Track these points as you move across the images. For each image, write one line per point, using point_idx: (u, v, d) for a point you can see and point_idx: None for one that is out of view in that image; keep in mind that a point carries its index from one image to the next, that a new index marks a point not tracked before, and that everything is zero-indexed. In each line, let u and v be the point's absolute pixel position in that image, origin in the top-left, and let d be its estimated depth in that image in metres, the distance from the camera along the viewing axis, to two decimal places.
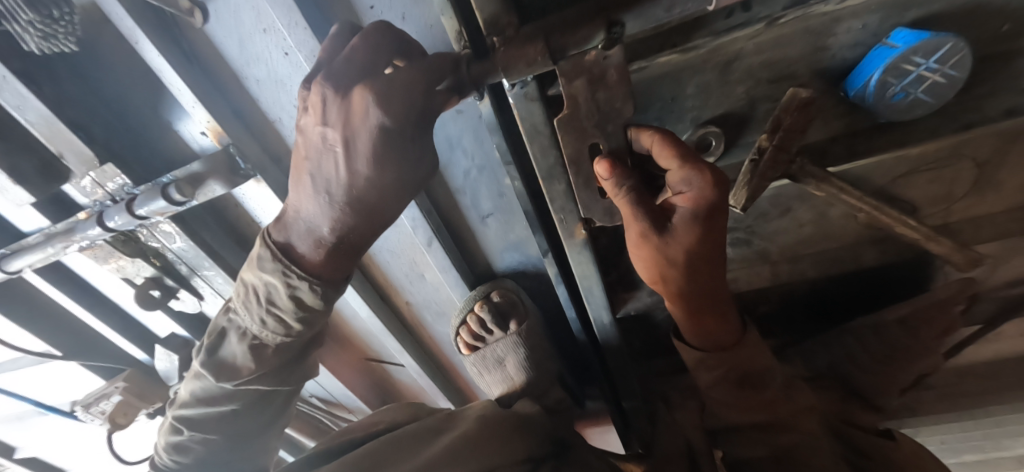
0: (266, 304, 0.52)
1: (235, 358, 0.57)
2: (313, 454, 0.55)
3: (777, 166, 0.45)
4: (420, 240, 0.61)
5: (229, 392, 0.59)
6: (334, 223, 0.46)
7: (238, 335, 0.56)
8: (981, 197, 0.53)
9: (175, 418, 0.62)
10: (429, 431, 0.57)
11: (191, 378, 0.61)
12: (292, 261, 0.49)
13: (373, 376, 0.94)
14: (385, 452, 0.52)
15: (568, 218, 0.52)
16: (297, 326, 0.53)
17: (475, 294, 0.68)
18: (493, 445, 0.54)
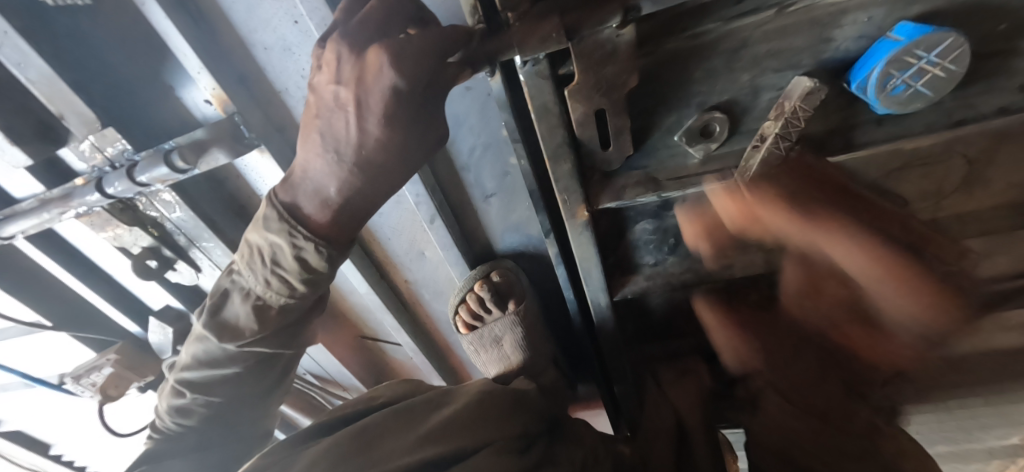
0: (271, 264, 0.54)
1: (237, 319, 0.59)
2: (311, 427, 0.56)
3: (776, 153, 0.47)
4: (423, 217, 0.61)
5: (229, 354, 0.62)
6: (342, 183, 0.46)
7: (242, 295, 0.57)
8: (970, 194, 0.55)
9: (181, 380, 0.65)
10: (430, 404, 0.58)
11: (192, 341, 0.63)
12: (298, 221, 0.50)
13: (368, 354, 0.95)
14: (386, 425, 0.53)
15: (572, 199, 0.54)
16: (302, 287, 0.55)
17: (475, 273, 0.68)
18: (492, 419, 0.56)
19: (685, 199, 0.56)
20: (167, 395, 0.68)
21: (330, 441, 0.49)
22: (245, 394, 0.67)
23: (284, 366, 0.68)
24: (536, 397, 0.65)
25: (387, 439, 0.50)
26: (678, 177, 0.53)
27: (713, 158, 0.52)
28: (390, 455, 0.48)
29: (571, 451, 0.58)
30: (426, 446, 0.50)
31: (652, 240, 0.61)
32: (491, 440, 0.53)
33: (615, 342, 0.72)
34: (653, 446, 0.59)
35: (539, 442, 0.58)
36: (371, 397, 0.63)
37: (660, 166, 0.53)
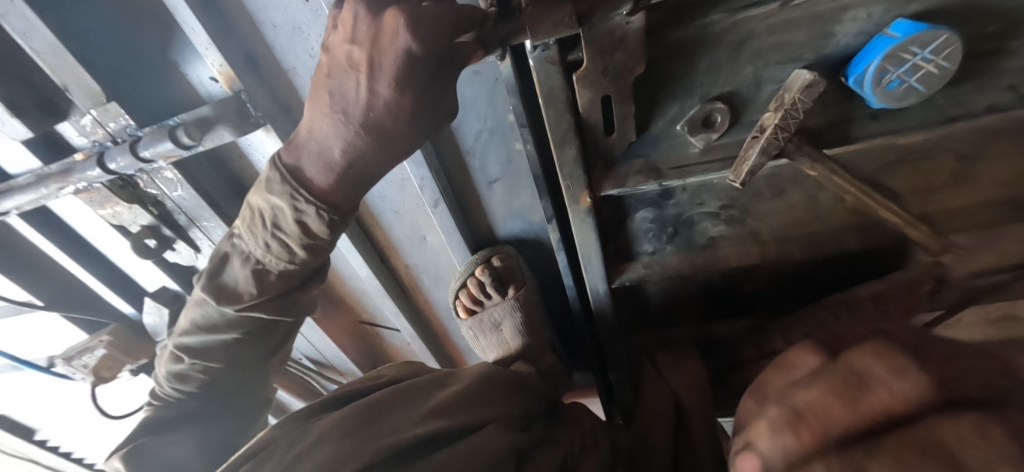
0: (272, 228, 0.53)
1: (236, 283, 0.59)
2: (317, 403, 0.56)
3: (778, 144, 0.48)
4: (427, 201, 0.62)
5: (230, 319, 0.61)
6: (346, 145, 0.45)
7: (242, 259, 0.57)
8: (956, 190, 0.57)
9: (178, 346, 0.65)
10: (434, 383, 0.59)
11: (192, 306, 0.63)
12: (301, 185, 0.50)
13: (365, 340, 0.95)
14: (390, 401, 0.53)
15: (575, 185, 0.55)
16: (302, 253, 0.54)
17: (476, 258, 0.69)
18: (494, 399, 0.58)
19: (685, 188, 0.57)
20: (164, 363, 0.67)
21: (335, 417, 0.50)
22: (244, 363, 0.67)
23: (285, 335, 0.68)
24: (534, 381, 0.67)
25: (391, 415, 0.51)
26: (680, 167, 0.54)
27: (713, 148, 0.53)
28: (394, 429, 0.49)
29: (569, 431, 0.60)
30: (430, 421, 0.51)
31: (651, 228, 0.63)
32: (492, 418, 0.55)
33: (611, 329, 0.73)
34: (649, 429, 0.61)
35: (537, 424, 0.59)
36: (375, 376, 0.64)
37: (661, 155, 0.54)
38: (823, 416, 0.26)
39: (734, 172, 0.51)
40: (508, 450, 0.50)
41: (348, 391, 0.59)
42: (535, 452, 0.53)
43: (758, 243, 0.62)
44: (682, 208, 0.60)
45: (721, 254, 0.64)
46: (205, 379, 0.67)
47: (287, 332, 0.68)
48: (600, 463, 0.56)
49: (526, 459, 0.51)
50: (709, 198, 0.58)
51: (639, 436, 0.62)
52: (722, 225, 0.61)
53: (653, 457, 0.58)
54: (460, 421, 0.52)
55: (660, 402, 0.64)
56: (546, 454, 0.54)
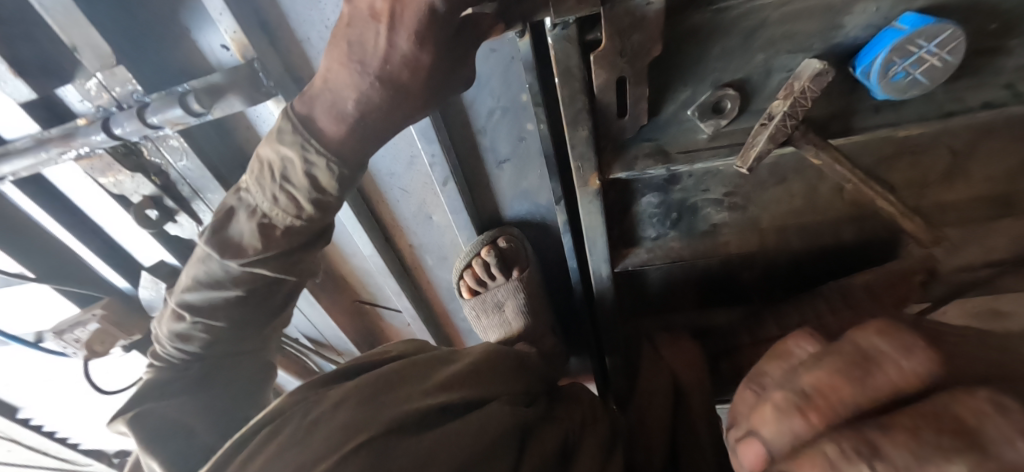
0: (280, 180, 0.53)
1: (242, 237, 0.58)
2: (323, 376, 0.55)
3: (784, 132, 0.49)
4: (436, 178, 0.62)
5: (233, 277, 0.61)
6: (360, 96, 0.45)
7: (247, 213, 0.57)
8: (950, 184, 0.59)
9: (180, 303, 0.64)
10: (440, 358, 0.59)
11: (194, 262, 0.62)
12: (311, 135, 0.49)
13: (365, 320, 0.96)
14: (400, 374, 0.53)
15: (585, 167, 0.55)
16: (309, 208, 0.54)
17: (482, 238, 0.70)
18: (498, 375, 0.59)
19: (691, 174, 0.58)
20: (166, 322, 0.67)
21: (345, 389, 0.50)
22: (246, 324, 0.66)
23: (286, 296, 0.67)
24: (535, 361, 0.68)
25: (401, 388, 0.51)
26: (687, 150, 0.55)
27: (721, 135, 0.54)
28: (405, 402, 0.49)
29: (569, 407, 0.62)
30: (439, 395, 0.51)
31: (656, 214, 0.64)
32: (498, 395, 0.56)
33: (611, 313, 0.75)
34: (647, 406, 0.63)
35: (540, 402, 0.61)
36: (382, 352, 0.64)
37: (671, 139, 0.55)
38: (831, 395, 0.25)
39: (742, 158, 0.52)
40: (514, 426, 0.52)
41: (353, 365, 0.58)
42: (540, 428, 0.55)
43: (757, 230, 0.64)
44: (687, 194, 0.61)
45: (721, 240, 0.66)
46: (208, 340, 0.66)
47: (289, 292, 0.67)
48: (601, 439, 0.57)
49: (531, 436, 0.53)
50: (714, 184, 0.60)
51: (638, 414, 0.63)
52: (725, 212, 0.63)
53: (652, 436, 0.60)
54: (468, 397, 0.53)
55: (659, 381, 0.64)
56: (549, 429, 0.55)
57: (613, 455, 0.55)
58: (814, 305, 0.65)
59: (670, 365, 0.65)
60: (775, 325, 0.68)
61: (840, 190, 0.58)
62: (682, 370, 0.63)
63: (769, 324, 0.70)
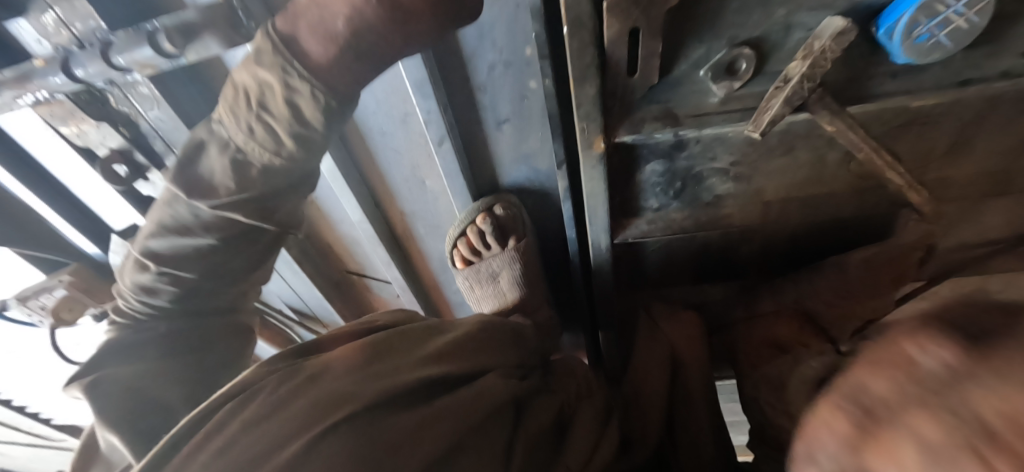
0: (257, 109, 0.49)
1: (213, 176, 0.54)
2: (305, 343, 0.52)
3: (801, 94, 0.47)
4: (431, 138, 0.59)
5: (204, 221, 0.57)
6: (351, 12, 0.40)
7: (220, 147, 0.52)
8: (957, 160, 0.58)
9: (144, 251, 0.60)
10: (433, 329, 0.56)
11: (160, 205, 0.58)
12: (293, 56, 0.45)
13: (352, 291, 0.92)
14: (392, 342, 0.50)
15: (591, 128, 0.52)
16: (290, 143, 0.50)
17: (478, 204, 0.67)
18: (489, 348, 0.56)
19: (699, 141, 0.56)
20: (129, 272, 0.62)
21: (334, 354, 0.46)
22: (218, 277, 0.62)
23: (262, 247, 0.63)
24: (529, 333, 0.66)
25: (395, 355, 0.48)
26: (697, 114, 0.53)
27: (733, 98, 0.52)
28: (400, 368, 0.46)
29: (563, 380, 0.60)
30: (434, 364, 0.48)
31: (659, 183, 0.62)
32: (494, 366, 0.54)
33: (606, 285, 0.73)
34: (643, 377, 0.62)
35: (532, 372, 0.60)
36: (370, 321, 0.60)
37: (679, 101, 0.53)
38: None
39: (756, 121, 0.50)
40: (509, 398, 0.50)
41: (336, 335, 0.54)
42: (534, 400, 0.54)
43: (761, 201, 0.63)
44: (693, 162, 0.59)
45: (725, 212, 0.64)
46: (179, 292, 0.62)
47: (265, 244, 0.63)
48: (596, 410, 0.57)
49: (527, 408, 0.52)
50: (721, 152, 0.57)
51: (634, 384, 0.62)
52: (730, 182, 0.61)
53: (649, 407, 0.59)
54: (463, 365, 0.50)
55: (656, 353, 0.63)
56: (544, 401, 0.54)
57: (608, 427, 0.55)
58: (811, 280, 0.65)
59: (669, 338, 0.64)
60: (772, 298, 0.70)
61: (848, 161, 0.56)
62: (681, 343, 0.63)
63: (765, 297, 0.71)
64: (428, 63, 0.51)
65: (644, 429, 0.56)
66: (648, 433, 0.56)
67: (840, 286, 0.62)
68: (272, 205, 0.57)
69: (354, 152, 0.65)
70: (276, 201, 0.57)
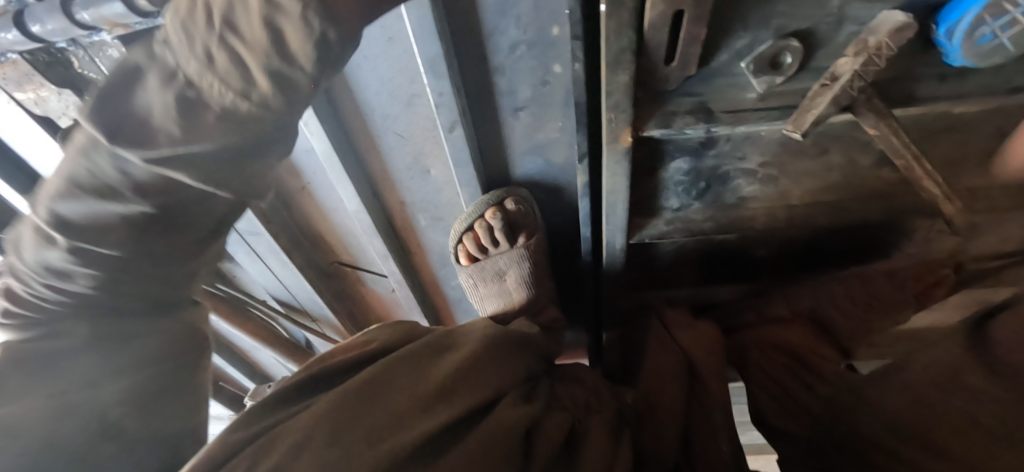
0: (221, 25, 0.31)
1: (151, 115, 0.33)
2: (299, 379, 0.44)
3: (848, 92, 0.43)
4: (441, 123, 0.53)
5: (137, 178, 0.36)
6: None
7: (161, 76, 0.33)
8: (988, 169, 0.56)
9: (48, 220, 0.39)
10: (433, 351, 0.50)
11: (73, 154, 0.37)
12: None
13: (344, 282, 0.86)
14: (390, 375, 0.43)
15: (619, 119, 0.48)
16: (265, 83, 0.32)
17: (488, 198, 0.62)
18: (494, 368, 0.51)
19: (730, 138, 0.52)
20: (32, 246, 0.41)
21: (324, 399, 0.38)
22: (155, 263, 0.42)
23: (218, 225, 0.43)
24: (539, 340, 0.62)
25: (394, 394, 0.41)
26: (733, 111, 0.49)
27: (771, 95, 0.48)
28: (401, 415, 0.39)
29: (570, 390, 0.57)
30: (439, 406, 0.42)
31: (682, 181, 0.58)
32: (503, 390, 0.49)
33: (618, 285, 0.69)
34: (660, 388, 0.59)
35: (539, 382, 0.56)
36: (363, 343, 0.52)
37: (715, 96, 0.49)
38: None
39: (795, 122, 0.46)
40: (523, 424, 0.45)
41: (325, 367, 0.46)
42: (543, 419, 0.49)
43: (786, 204, 0.60)
44: (719, 161, 0.55)
45: (746, 214, 0.61)
46: (101, 278, 0.41)
47: (220, 219, 0.43)
48: (608, 424, 0.53)
49: (537, 429, 0.47)
50: (751, 151, 0.54)
51: (648, 396, 0.60)
52: (756, 184, 0.58)
53: (667, 427, 0.55)
54: (471, 400, 0.44)
55: (671, 363, 0.61)
56: (554, 417, 0.50)
57: (621, 445, 0.51)
58: (830, 290, 0.64)
59: (685, 347, 0.62)
60: (784, 301, 0.68)
61: (882, 165, 0.54)
62: (699, 356, 0.60)
63: (778, 302, 0.69)
64: (443, 40, 0.45)
65: (659, 447, 0.54)
66: (665, 455, 0.53)
67: (860, 296, 0.61)
68: (234, 170, 0.37)
69: (352, 134, 0.59)
70: (241, 167, 0.37)
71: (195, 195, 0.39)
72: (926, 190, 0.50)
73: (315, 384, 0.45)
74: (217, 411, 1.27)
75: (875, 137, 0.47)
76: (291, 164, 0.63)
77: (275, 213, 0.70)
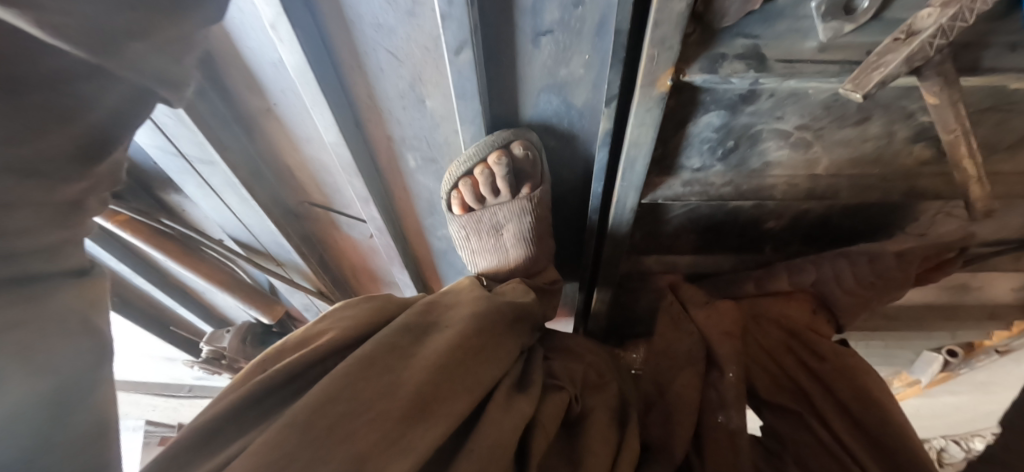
0: None
1: None
2: (241, 397, 0.36)
3: (928, 50, 0.34)
4: (445, 44, 0.43)
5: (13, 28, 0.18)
6: None
7: None
8: (1013, 154, 0.54)
9: None
10: (408, 338, 0.42)
11: None
12: None
13: (314, 225, 0.77)
14: (349, 388, 0.34)
15: (662, 58, 0.40)
16: None
17: (492, 140, 0.54)
18: (489, 352, 0.45)
19: (773, 94, 0.46)
20: None
21: (258, 442, 0.30)
22: (12, 180, 0.21)
23: (117, 113, 0.24)
24: (537, 310, 0.59)
25: (364, 414, 0.33)
26: (789, 61, 0.42)
27: (832, 47, 0.41)
28: (384, 443, 0.31)
29: (568, 365, 0.56)
30: (433, 416, 0.35)
31: (709, 139, 0.52)
32: (496, 382, 0.44)
33: (621, 247, 0.66)
34: (675, 374, 0.58)
35: (534, 354, 0.56)
36: (316, 336, 0.44)
37: (773, 41, 0.42)
38: None
39: (854, 83, 0.38)
40: (521, 424, 0.41)
41: (271, 374, 0.37)
42: (541, 407, 0.47)
43: (809, 175, 0.56)
44: (755, 119, 0.49)
45: (769, 182, 0.57)
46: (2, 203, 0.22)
47: (112, 111, 0.24)
48: (605, 411, 0.53)
49: (536, 423, 0.44)
50: (792, 111, 0.48)
51: (660, 382, 0.59)
52: (786, 148, 0.53)
53: (678, 418, 0.54)
54: (458, 409, 0.37)
55: (684, 345, 0.60)
56: (551, 408, 0.47)
57: (626, 429, 0.52)
58: (835, 265, 0.60)
59: (701, 330, 0.59)
60: (786, 278, 0.64)
61: (916, 141, 0.51)
62: (717, 339, 0.57)
63: (779, 275, 0.66)
64: None
65: (667, 436, 0.54)
66: (673, 448, 0.52)
67: (865, 275, 0.58)
68: (156, 43, 0.23)
69: (333, 47, 0.48)
70: (128, 33, 0.21)
71: (69, 65, 0.21)
72: (960, 170, 0.42)
73: (260, 407, 0.37)
74: (170, 352, 1.18)
75: (932, 108, 0.39)
76: (253, 78, 0.52)
77: (233, 139, 0.59)
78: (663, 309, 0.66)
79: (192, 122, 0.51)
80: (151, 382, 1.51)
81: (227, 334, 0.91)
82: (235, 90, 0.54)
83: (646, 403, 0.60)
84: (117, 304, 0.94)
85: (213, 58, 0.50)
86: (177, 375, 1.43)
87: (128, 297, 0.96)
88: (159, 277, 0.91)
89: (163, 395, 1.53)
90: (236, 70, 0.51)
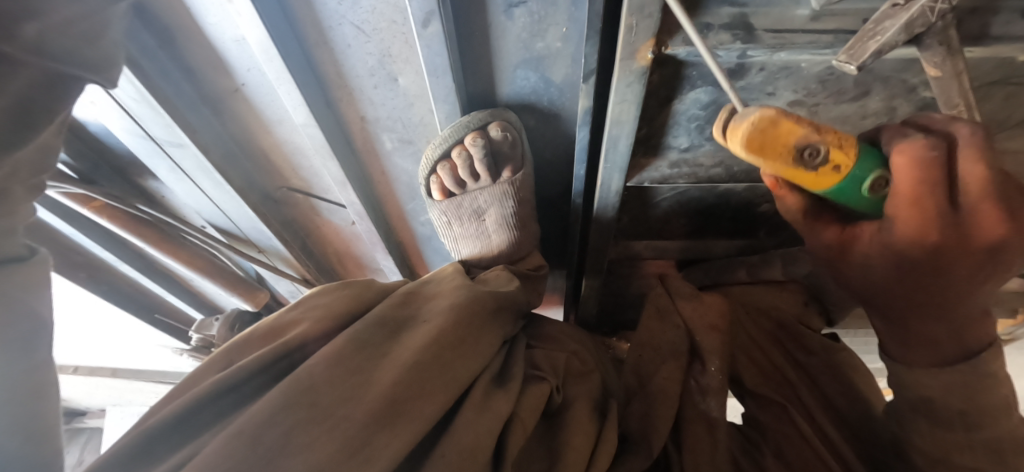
0: (445, 134, 0.54)
1: None
2: (202, 394, 0.35)
3: (932, 16, 0.32)
4: (411, 16, 0.40)
5: None
6: None
7: (426, 166, 0.59)
8: (1019, 132, 0.51)
9: None
10: (383, 334, 0.41)
11: None
12: None
13: (296, 210, 0.76)
14: (310, 393, 0.33)
15: (642, 27, 0.36)
16: (447, 135, 0.54)
17: (468, 121, 0.53)
18: (467, 347, 0.43)
19: (763, 68, 0.43)
20: None
21: (206, 454, 0.28)
22: None
23: (31, 99, 0.23)
24: (522, 299, 0.57)
25: (329, 416, 0.32)
26: (778, 31, 0.38)
27: (826, 14, 0.38)
28: (345, 446, 0.30)
29: (551, 354, 0.55)
30: (404, 414, 0.34)
31: (697, 117, 0.49)
32: (474, 378, 0.42)
33: (607, 232, 0.64)
34: (658, 367, 0.57)
35: (517, 343, 0.55)
36: (289, 326, 0.43)
37: (762, 8, 0.38)
38: (801, 130, 0.28)
39: (850, 52, 0.34)
40: (496, 425, 0.39)
41: (227, 374, 0.36)
42: (519, 401, 0.45)
43: None
44: (746, 95, 0.46)
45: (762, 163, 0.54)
46: None
47: (34, 94, 0.23)
48: (590, 399, 0.52)
49: (514, 418, 0.42)
50: (784, 86, 0.45)
51: (643, 374, 0.58)
52: None
53: (660, 410, 0.52)
54: (429, 411, 0.35)
55: (669, 337, 0.58)
56: (529, 400, 0.45)
57: (607, 422, 0.50)
58: None
59: (685, 321, 0.58)
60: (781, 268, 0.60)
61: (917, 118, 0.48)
62: (704, 331, 0.56)
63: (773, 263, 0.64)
64: None
65: (646, 427, 0.51)
66: (649, 439, 0.50)
67: None
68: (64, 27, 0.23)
69: (295, 21, 0.46)
70: (24, 12, 0.21)
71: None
72: None
73: (228, 398, 0.36)
74: (163, 340, 1.18)
75: (934, 83, 0.36)
76: (217, 56, 0.49)
77: (203, 121, 0.57)
78: (651, 300, 0.64)
79: (156, 103, 0.49)
80: (151, 369, 1.52)
81: (216, 321, 0.90)
82: (199, 69, 0.51)
83: (628, 394, 0.58)
84: (106, 292, 0.93)
85: (172, 36, 0.48)
86: (175, 362, 1.43)
87: (116, 285, 0.95)
88: (144, 263, 0.90)
89: (164, 382, 1.54)
90: (198, 47, 0.49)
